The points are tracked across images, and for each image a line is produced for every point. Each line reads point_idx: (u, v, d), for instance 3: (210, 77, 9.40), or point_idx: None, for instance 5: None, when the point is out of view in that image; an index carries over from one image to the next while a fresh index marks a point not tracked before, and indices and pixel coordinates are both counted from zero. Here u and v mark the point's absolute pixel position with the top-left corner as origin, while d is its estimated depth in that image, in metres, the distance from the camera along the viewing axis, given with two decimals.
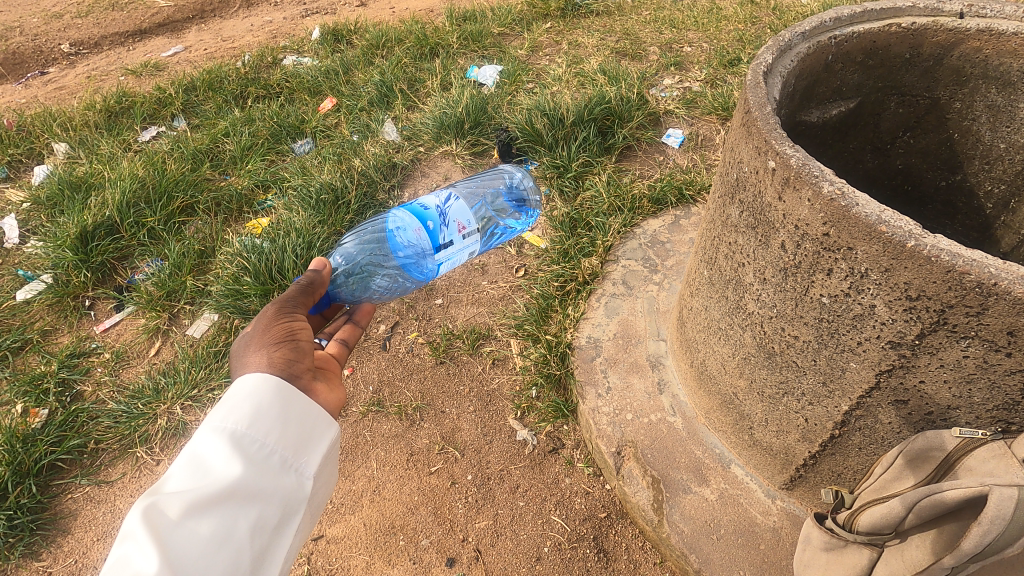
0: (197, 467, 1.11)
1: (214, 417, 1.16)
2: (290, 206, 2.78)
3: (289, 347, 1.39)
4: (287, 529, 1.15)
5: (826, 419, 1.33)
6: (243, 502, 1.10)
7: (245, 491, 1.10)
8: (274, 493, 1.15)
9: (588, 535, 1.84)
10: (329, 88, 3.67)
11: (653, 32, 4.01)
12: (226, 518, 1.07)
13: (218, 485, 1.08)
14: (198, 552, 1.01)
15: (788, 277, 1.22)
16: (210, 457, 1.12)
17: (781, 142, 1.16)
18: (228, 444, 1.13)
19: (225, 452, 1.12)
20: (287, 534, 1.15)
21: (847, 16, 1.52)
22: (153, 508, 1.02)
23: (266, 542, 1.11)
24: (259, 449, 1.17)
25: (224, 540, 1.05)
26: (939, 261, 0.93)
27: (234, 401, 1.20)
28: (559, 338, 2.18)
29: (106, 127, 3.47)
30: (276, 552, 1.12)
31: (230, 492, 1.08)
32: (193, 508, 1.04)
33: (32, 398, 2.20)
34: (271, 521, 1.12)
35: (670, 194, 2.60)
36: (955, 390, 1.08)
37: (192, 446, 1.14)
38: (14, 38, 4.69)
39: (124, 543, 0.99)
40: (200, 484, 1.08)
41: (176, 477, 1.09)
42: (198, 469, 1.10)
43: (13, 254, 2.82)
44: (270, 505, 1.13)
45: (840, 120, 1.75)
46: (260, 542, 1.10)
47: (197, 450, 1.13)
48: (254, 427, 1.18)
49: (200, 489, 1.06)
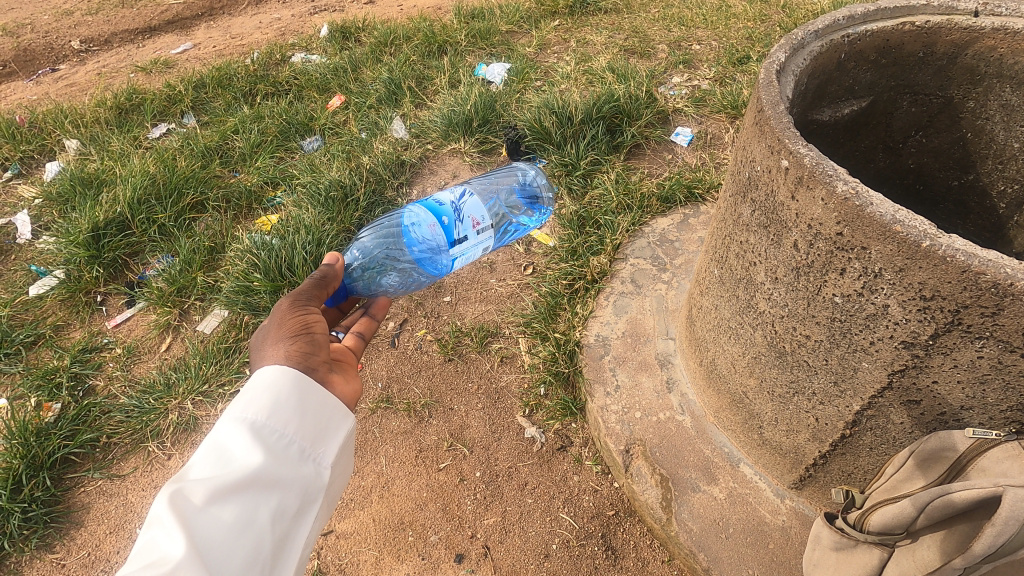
0: (219, 456, 1.12)
1: (235, 408, 1.17)
2: (299, 203, 2.79)
3: (305, 339, 1.39)
4: (307, 517, 1.17)
5: (837, 419, 1.33)
6: (263, 490, 1.11)
7: (265, 480, 1.12)
8: (293, 482, 1.16)
9: (596, 533, 1.85)
10: (337, 86, 3.68)
11: (661, 30, 4.00)
12: (247, 505, 1.08)
13: (240, 473, 1.09)
14: (220, 539, 1.03)
15: (800, 276, 1.22)
16: (231, 446, 1.14)
17: (794, 141, 1.16)
18: (248, 434, 1.14)
19: (245, 442, 1.13)
20: (306, 521, 1.17)
21: (860, 15, 1.51)
22: (178, 494, 1.04)
23: (286, 529, 1.12)
24: (278, 439, 1.18)
25: (246, 526, 1.07)
26: (955, 261, 0.93)
27: (254, 392, 1.22)
28: (567, 336, 2.19)
29: (117, 123, 3.48)
30: (295, 539, 1.14)
31: (251, 480, 1.10)
32: (216, 495, 1.06)
33: (45, 392, 2.22)
34: (290, 509, 1.14)
35: (679, 193, 2.59)
36: (969, 390, 1.08)
37: (214, 435, 1.15)
38: (25, 35, 4.72)
39: (151, 527, 1.01)
40: (222, 472, 1.10)
41: (199, 465, 1.11)
42: (219, 458, 1.12)
43: (26, 249, 2.85)
44: (289, 493, 1.15)
45: (852, 119, 1.75)
46: (280, 529, 1.11)
47: (219, 439, 1.14)
48: (273, 418, 1.19)
49: (222, 477, 1.08)
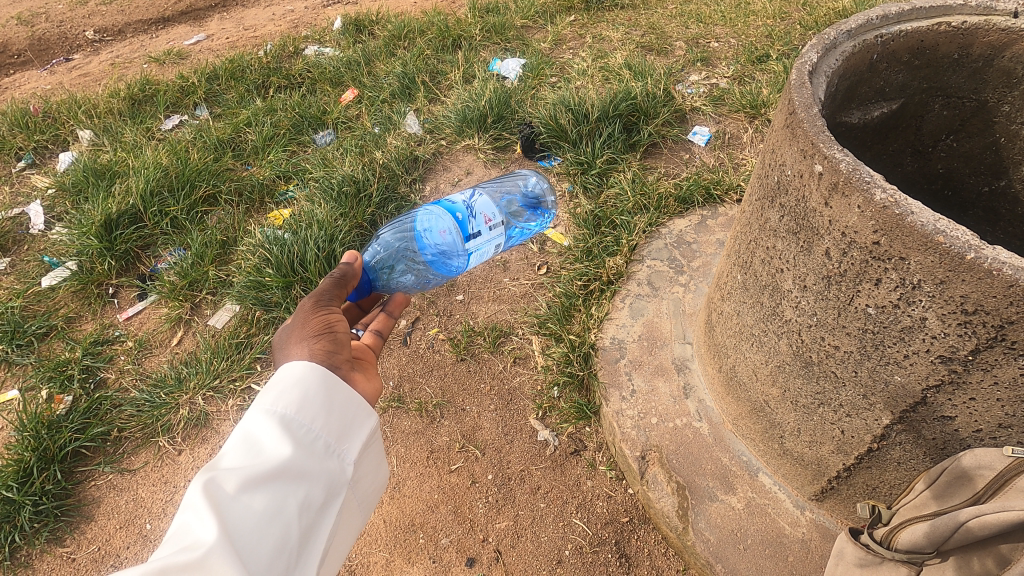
0: (249, 446, 1.11)
1: (264, 399, 1.16)
2: (312, 198, 2.76)
3: (328, 338, 1.37)
4: (332, 510, 1.14)
5: (865, 432, 1.30)
6: (292, 481, 1.09)
7: (293, 472, 1.10)
8: (320, 475, 1.14)
9: (610, 539, 1.82)
10: (351, 79, 3.65)
11: (679, 27, 3.93)
12: (277, 495, 1.06)
13: (270, 464, 1.08)
14: (250, 527, 1.01)
15: (831, 286, 1.17)
16: (262, 436, 1.12)
17: (829, 146, 1.12)
18: (278, 426, 1.13)
19: (275, 433, 1.12)
20: (331, 514, 1.14)
21: (894, 14, 1.46)
22: (210, 481, 1.03)
23: (312, 522, 1.10)
24: (306, 433, 1.16)
25: (275, 516, 1.05)
26: (1002, 275, 0.90)
27: (282, 386, 1.20)
28: (582, 338, 2.16)
29: (130, 114, 3.47)
30: (320, 532, 1.11)
31: (280, 470, 1.08)
32: (247, 483, 1.04)
33: (57, 384, 2.22)
34: (317, 501, 1.12)
35: (697, 194, 2.55)
36: (1008, 408, 1.04)
37: (244, 425, 1.14)
38: (40, 24, 4.71)
39: (184, 512, 1.00)
40: (253, 462, 1.08)
41: (230, 455, 1.09)
42: (250, 448, 1.10)
43: (38, 240, 2.85)
44: (316, 486, 1.13)
45: (881, 122, 1.69)
46: (307, 521, 1.09)
47: (250, 430, 1.13)
48: (302, 412, 1.17)
49: (253, 467, 1.06)
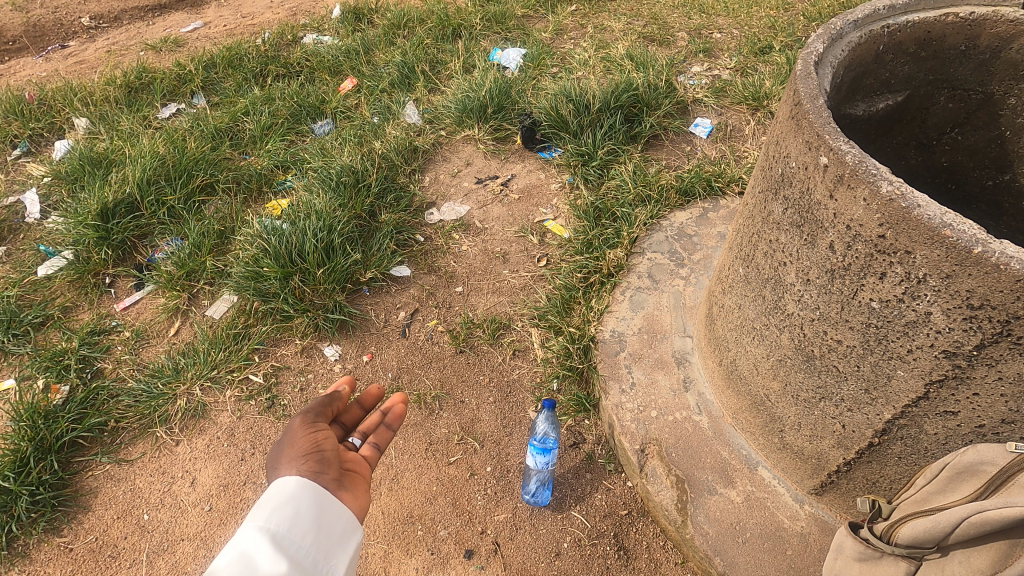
0: (242, 565, 1.10)
1: (258, 516, 1.17)
2: (310, 188, 2.74)
3: (315, 459, 1.34)
4: None
5: (866, 427, 1.29)
6: None
7: None
8: None
9: (608, 532, 1.83)
10: (349, 68, 3.62)
11: (681, 17, 3.89)
12: None
13: None
14: None
15: (835, 279, 1.16)
16: (255, 553, 1.11)
17: (835, 137, 1.10)
18: (271, 543, 1.13)
19: (268, 552, 1.12)
20: None
21: (902, 4, 1.44)
22: None
23: None
24: (298, 550, 1.15)
25: None
26: (1009, 269, 0.89)
27: (276, 502, 1.21)
28: (582, 331, 2.16)
29: (126, 102, 3.44)
30: None
31: None
32: None
33: (54, 374, 2.20)
34: None
35: (699, 186, 2.54)
36: (1012, 404, 1.04)
37: (236, 542, 1.14)
38: (34, 10, 4.65)
39: None
40: None
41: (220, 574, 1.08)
42: (243, 567, 1.09)
43: (34, 229, 2.82)
44: None
45: (886, 114, 1.67)
46: None
47: (243, 547, 1.12)
48: (295, 529, 1.18)
49: None
